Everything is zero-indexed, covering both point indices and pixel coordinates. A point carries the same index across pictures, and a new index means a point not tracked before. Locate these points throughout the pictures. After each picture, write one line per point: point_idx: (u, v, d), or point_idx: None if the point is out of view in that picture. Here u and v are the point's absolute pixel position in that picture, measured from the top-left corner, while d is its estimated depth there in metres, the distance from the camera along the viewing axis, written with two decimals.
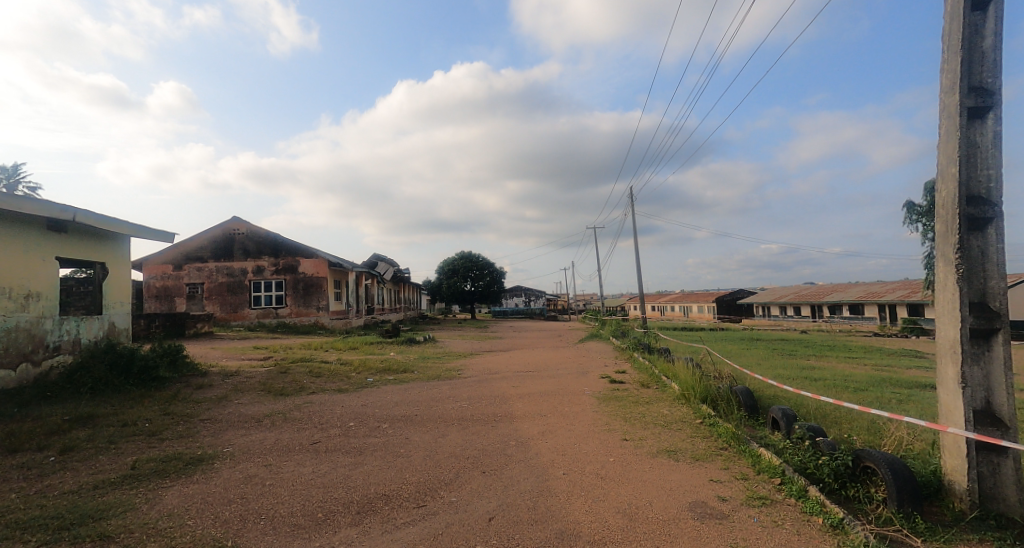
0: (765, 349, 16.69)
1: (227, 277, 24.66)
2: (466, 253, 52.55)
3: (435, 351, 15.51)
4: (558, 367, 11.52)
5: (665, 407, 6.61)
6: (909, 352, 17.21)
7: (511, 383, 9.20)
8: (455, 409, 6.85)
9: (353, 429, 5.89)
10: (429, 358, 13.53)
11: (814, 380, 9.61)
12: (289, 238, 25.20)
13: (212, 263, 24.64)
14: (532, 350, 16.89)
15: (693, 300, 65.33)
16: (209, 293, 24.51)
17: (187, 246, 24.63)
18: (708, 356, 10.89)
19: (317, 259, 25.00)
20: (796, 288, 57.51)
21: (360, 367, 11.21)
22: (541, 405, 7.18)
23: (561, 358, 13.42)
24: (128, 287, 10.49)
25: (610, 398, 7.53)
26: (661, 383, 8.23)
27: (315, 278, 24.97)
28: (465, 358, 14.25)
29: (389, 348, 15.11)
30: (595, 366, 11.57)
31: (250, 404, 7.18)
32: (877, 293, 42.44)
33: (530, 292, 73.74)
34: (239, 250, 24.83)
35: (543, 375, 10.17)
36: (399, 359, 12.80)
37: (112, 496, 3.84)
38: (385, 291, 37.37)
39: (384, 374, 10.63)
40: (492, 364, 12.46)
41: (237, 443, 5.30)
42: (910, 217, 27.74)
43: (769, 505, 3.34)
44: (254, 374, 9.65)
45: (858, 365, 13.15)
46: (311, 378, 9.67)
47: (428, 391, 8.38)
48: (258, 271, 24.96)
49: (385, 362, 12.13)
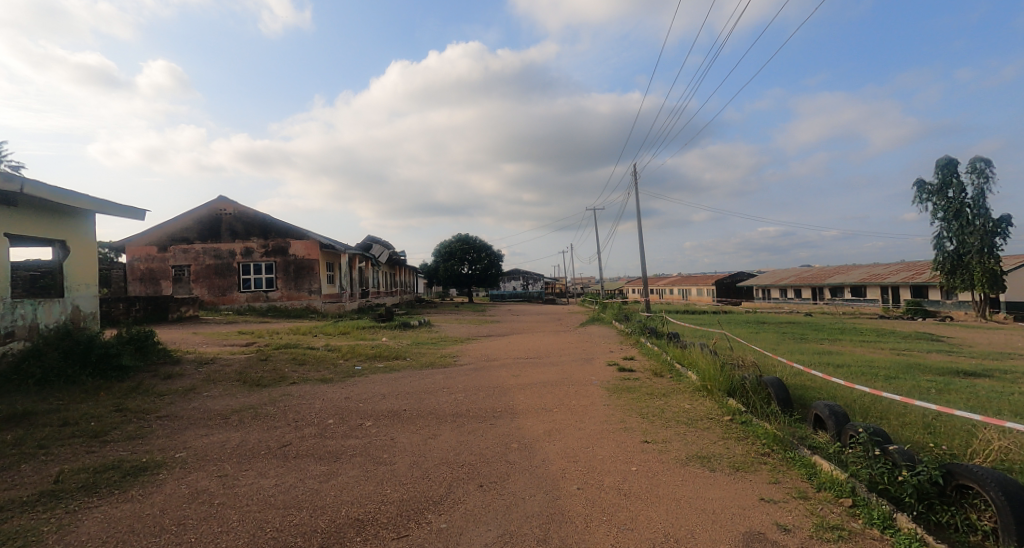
0: (774, 333, 16.02)
1: (214, 259, 23.78)
2: (462, 236, 51.69)
3: (430, 336, 14.77)
4: (561, 354, 10.83)
5: (686, 400, 5.88)
6: (924, 335, 16.55)
7: (511, 372, 8.47)
8: (448, 403, 6.12)
9: (332, 428, 5.13)
10: (424, 344, 12.79)
11: (838, 367, 8.91)
12: (278, 218, 24.33)
13: (198, 244, 23.72)
14: (532, 335, 16.21)
15: (692, 283, 64.78)
16: (196, 275, 23.65)
17: (172, 227, 23.65)
18: (722, 342, 10.19)
19: (308, 241, 24.22)
20: (796, 270, 57.01)
21: (349, 354, 10.46)
22: (545, 398, 6.44)
23: (563, 344, 12.73)
24: (94, 268, 9.66)
25: (621, 389, 6.81)
26: (676, 372, 7.52)
27: (307, 260, 24.21)
28: (462, 343, 13.52)
29: (381, 333, 14.38)
30: (600, 352, 10.85)
31: (219, 397, 6.41)
32: (880, 275, 41.94)
33: (528, 275, 72.98)
34: (227, 231, 23.93)
35: (545, 363, 9.45)
36: (392, 345, 12.04)
37: (16, 522, 3.05)
38: (380, 274, 36.61)
39: (374, 362, 9.88)
40: (490, 350, 11.71)
41: (193, 448, 4.52)
42: (921, 196, 27.27)
43: (849, 541, 2.60)
44: (232, 362, 8.89)
45: (876, 349, 12.50)
46: (294, 366, 8.93)
47: (421, 382, 7.65)
48: (247, 253, 24.09)
49: (376, 348, 11.40)
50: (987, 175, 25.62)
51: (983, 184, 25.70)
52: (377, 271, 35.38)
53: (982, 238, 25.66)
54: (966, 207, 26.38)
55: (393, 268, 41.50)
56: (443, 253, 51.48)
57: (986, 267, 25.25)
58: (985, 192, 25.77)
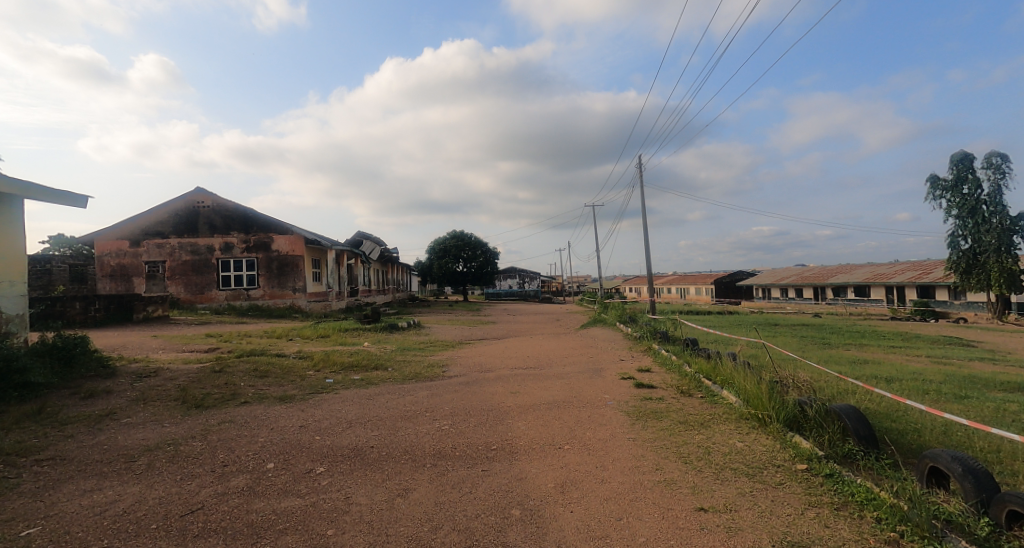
0: (793, 337, 14.74)
1: (191, 255, 22.32)
2: (457, 233, 50.30)
3: (418, 341, 13.40)
4: (564, 363, 9.54)
5: (735, 433, 4.57)
6: (953, 340, 15.33)
7: (509, 388, 7.13)
8: (430, 437, 4.79)
9: (269, 478, 3.80)
10: (411, 350, 11.43)
11: (890, 381, 7.62)
12: (260, 212, 22.96)
13: (174, 239, 22.24)
14: (530, 338, 14.91)
15: (691, 282, 63.61)
16: (171, 272, 22.18)
17: (146, 220, 22.10)
18: (751, 352, 8.91)
19: (292, 236, 22.99)
20: (797, 270, 55.95)
21: (321, 362, 9.09)
22: (552, 428, 5.12)
23: (566, 350, 11.41)
24: (22, 263, 8.28)
25: (645, 416, 5.50)
26: (710, 391, 6.21)
27: (291, 256, 22.95)
28: (453, 349, 12.14)
29: (364, 337, 13.01)
30: (610, 362, 9.50)
31: (138, 425, 5.03)
32: (884, 275, 40.88)
33: (525, 273, 71.68)
34: (205, 225, 22.48)
35: (548, 376, 8.10)
36: (374, 352, 10.67)
37: None
38: (371, 272, 35.28)
39: (350, 373, 8.52)
40: (484, 358, 10.33)
41: (58, 517, 3.15)
42: (934, 192, 26.21)
43: None
44: (179, 375, 7.52)
45: (912, 357, 11.25)
46: (253, 379, 7.58)
47: (400, 402, 6.33)
48: (226, 248, 22.67)
49: (355, 356, 10.05)
50: (1004, 170, 24.52)
51: (1001, 180, 24.56)
52: (367, 268, 33.95)
53: (1000, 235, 24.50)
54: (982, 204, 25.22)
55: (385, 265, 40.04)
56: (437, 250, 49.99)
57: (1005, 266, 24.07)
58: (1002, 188, 24.66)
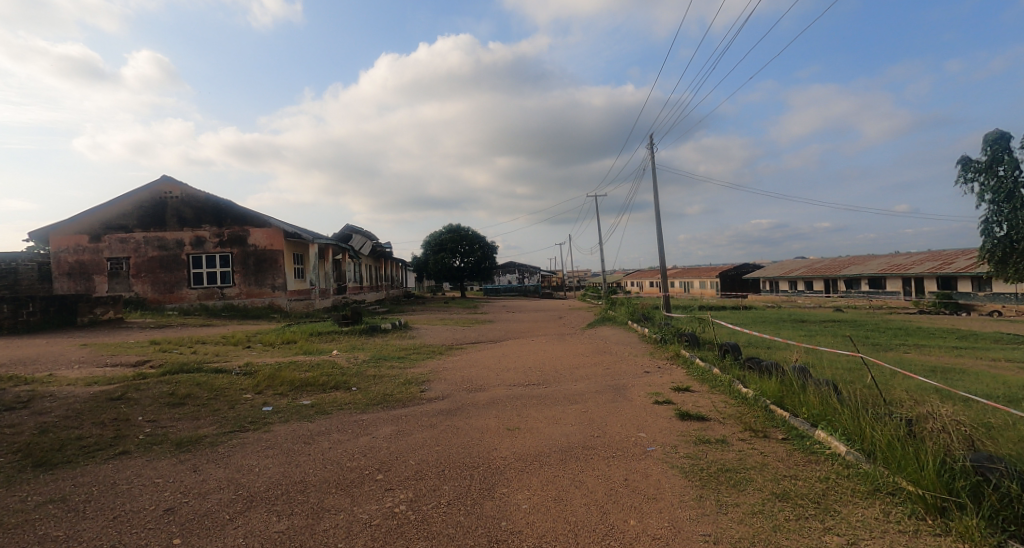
0: (833, 338, 12.85)
1: (158, 251, 20.30)
2: (453, 226, 48.29)
3: (400, 347, 11.43)
4: (577, 378, 7.61)
5: (897, 535, 2.64)
6: (1015, 338, 13.45)
7: (504, 422, 5.20)
8: (370, 540, 2.82)
9: None
10: (388, 360, 9.44)
11: (1014, 402, 5.72)
12: (234, 203, 20.97)
13: (139, 233, 20.19)
14: (532, 341, 12.98)
15: (695, 275, 61.87)
16: (136, 269, 20.11)
17: (107, 212, 20.01)
18: (813, 365, 7.02)
19: (270, 228, 21.06)
20: (806, 261, 54.00)
21: (267, 382, 7.11)
22: (572, 513, 3.16)
23: (575, 358, 9.47)
24: None
25: (717, 480, 3.55)
26: (797, 432, 4.30)
27: (268, 251, 21.06)
28: (440, 358, 10.18)
29: (336, 344, 11.05)
30: (632, 377, 7.58)
31: None
32: (902, 266, 38.94)
33: (523, 269, 69.67)
34: (174, 218, 20.45)
35: (557, 399, 6.19)
36: (341, 365, 8.68)
37: None
38: (362, 268, 33.32)
39: (300, 396, 6.56)
40: (476, 372, 8.37)
41: None
42: (965, 174, 24.29)
43: None
44: (59, 405, 5.52)
45: (991, 361, 9.40)
46: (161, 409, 5.58)
47: (348, 453, 4.38)
48: (197, 242, 20.65)
49: (317, 370, 8.06)
50: None
51: None
52: (357, 264, 31.95)
53: None
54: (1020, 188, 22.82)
55: (377, 261, 38.02)
56: (433, 245, 47.93)
57: None
58: None
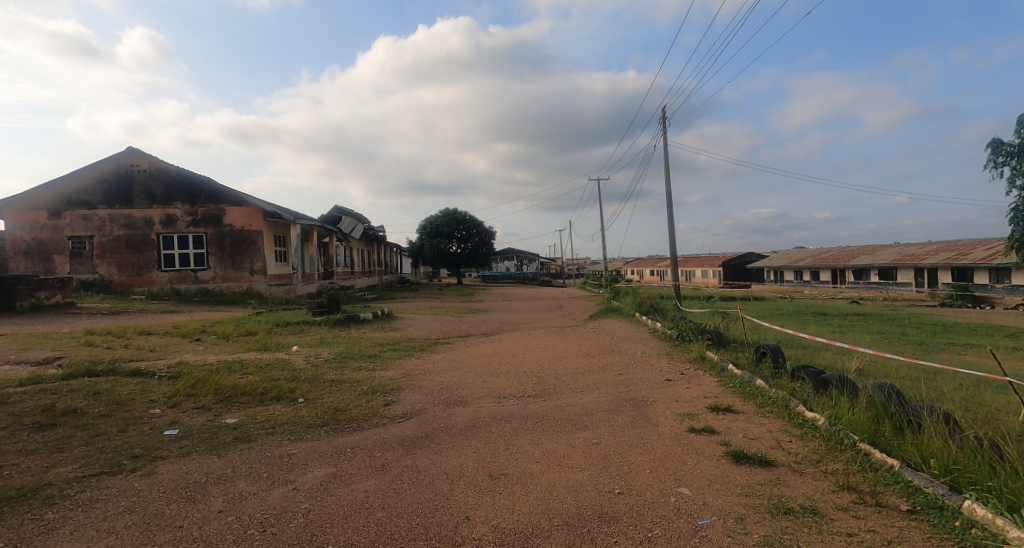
0: (868, 336, 11.44)
1: (125, 230, 18.65)
2: (449, 211, 46.54)
3: (377, 341, 9.94)
4: (584, 388, 6.13)
5: None
6: None
7: (487, 466, 3.71)
8: None
9: None
10: (356, 360, 7.90)
11: None
12: (209, 178, 19.32)
13: (104, 209, 18.52)
14: (529, 334, 11.54)
15: (697, 264, 60.47)
16: (100, 249, 18.48)
17: (68, 187, 18.33)
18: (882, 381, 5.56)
19: (247, 207, 19.45)
20: (812, 250, 52.49)
21: (194, 390, 5.57)
22: None
23: (579, 360, 7.93)
24: None
25: None
26: (929, 501, 2.83)
27: (246, 232, 19.52)
28: (421, 355, 8.70)
29: (301, 338, 9.52)
30: (651, 388, 6.11)
31: None
32: (914, 257, 37.53)
33: (522, 255, 68.03)
34: (141, 193, 18.78)
35: (558, 422, 4.73)
36: (296, 366, 7.10)
37: None
38: (353, 252, 31.79)
39: (228, 413, 5.03)
40: (459, 376, 6.84)
41: None
42: (995, 159, 22.79)
43: None
44: None
45: None
46: (17, 435, 4.01)
47: (246, 524, 2.84)
48: (168, 220, 19.00)
49: (264, 373, 6.53)
50: None
51: None
52: (347, 247, 30.38)
53: None
54: None
55: (369, 245, 36.47)
56: (428, 229, 46.21)
57: None
58: None
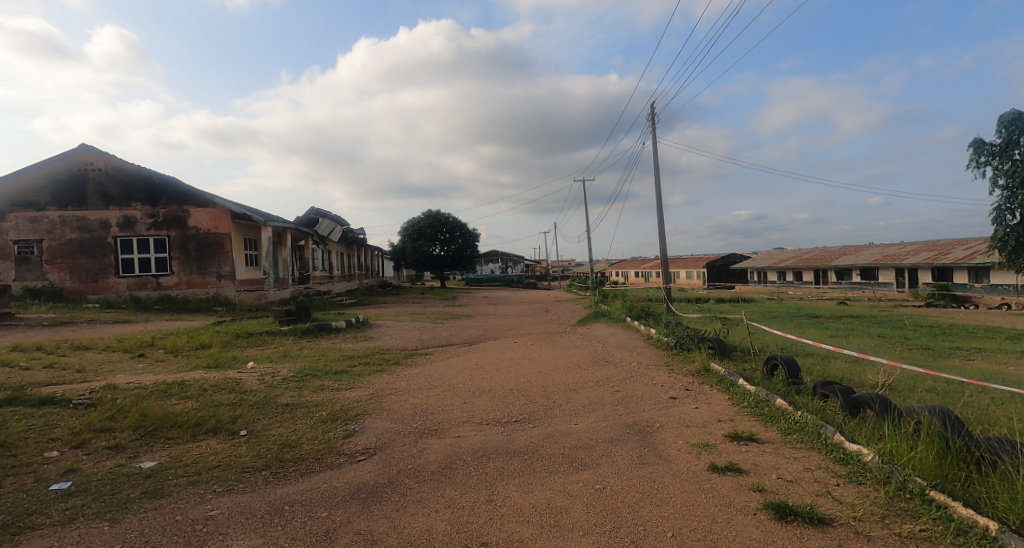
0: (869, 340, 10.87)
1: (78, 233, 17.36)
2: (432, 213, 45.51)
3: (347, 354, 9.04)
4: (579, 411, 5.32)
5: None
6: None
7: (463, 532, 2.86)
8: None
9: None
10: (319, 377, 7.00)
11: None
12: (171, 177, 18.15)
13: (54, 211, 17.21)
14: (515, 342, 10.75)
15: (681, 265, 60.32)
16: (51, 255, 17.17)
17: (14, 187, 17.00)
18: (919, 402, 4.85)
19: (213, 208, 18.31)
20: (795, 250, 52.59)
21: (111, 422, 4.62)
22: None
23: (570, 375, 7.11)
24: None
25: None
26: None
27: (213, 234, 18.38)
28: (395, 370, 7.83)
29: (261, 352, 8.56)
30: (655, 409, 5.34)
31: None
32: (896, 257, 37.64)
33: (506, 257, 67.18)
34: (97, 194, 17.52)
35: (553, 460, 3.90)
36: (246, 387, 6.15)
37: None
38: (331, 256, 30.65)
39: (147, 453, 4.10)
40: (435, 396, 5.99)
41: None
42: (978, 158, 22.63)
43: None
44: None
45: None
46: None
47: None
48: (126, 223, 17.75)
49: (205, 398, 5.59)
50: None
51: None
52: (324, 250, 29.22)
53: None
54: None
55: (348, 248, 35.32)
56: (410, 231, 45.15)
57: None
58: None
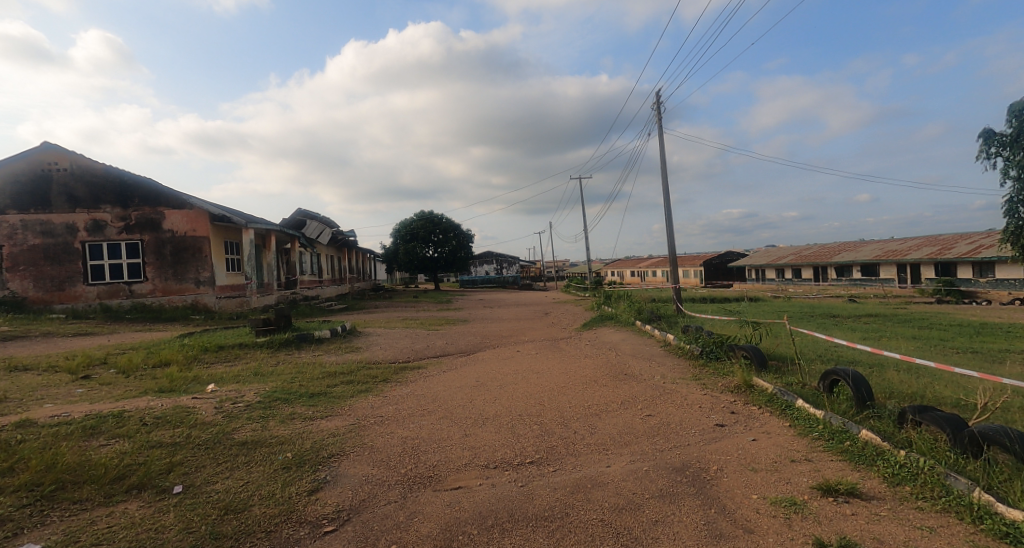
0: (904, 342, 9.89)
1: (42, 238, 16.12)
2: (425, 213, 44.39)
3: (328, 369, 7.93)
4: (609, 447, 4.24)
5: None
6: None
7: None
8: None
9: None
10: (292, 401, 5.91)
11: None
12: (143, 177, 16.92)
13: (15, 215, 15.97)
14: (518, 351, 9.71)
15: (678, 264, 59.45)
16: (12, 262, 15.93)
17: None
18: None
19: (189, 209, 17.11)
20: (793, 247, 51.82)
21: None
22: None
23: (589, 393, 6.05)
24: None
25: None
26: None
27: (189, 237, 17.18)
28: (382, 388, 6.75)
29: (228, 369, 7.44)
30: (705, 442, 4.27)
31: None
32: (897, 252, 36.88)
33: (500, 258, 66.16)
34: (62, 196, 16.30)
35: (592, 535, 2.81)
36: (198, 419, 5.05)
37: None
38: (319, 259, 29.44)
39: (31, 532, 2.98)
40: (430, 427, 4.90)
41: None
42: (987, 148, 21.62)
43: None
44: None
45: None
46: None
47: None
48: (94, 226, 16.51)
49: (140, 436, 4.47)
50: None
51: None
52: (313, 254, 28.04)
53: None
54: None
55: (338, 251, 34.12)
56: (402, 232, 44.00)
57: None
58: None
